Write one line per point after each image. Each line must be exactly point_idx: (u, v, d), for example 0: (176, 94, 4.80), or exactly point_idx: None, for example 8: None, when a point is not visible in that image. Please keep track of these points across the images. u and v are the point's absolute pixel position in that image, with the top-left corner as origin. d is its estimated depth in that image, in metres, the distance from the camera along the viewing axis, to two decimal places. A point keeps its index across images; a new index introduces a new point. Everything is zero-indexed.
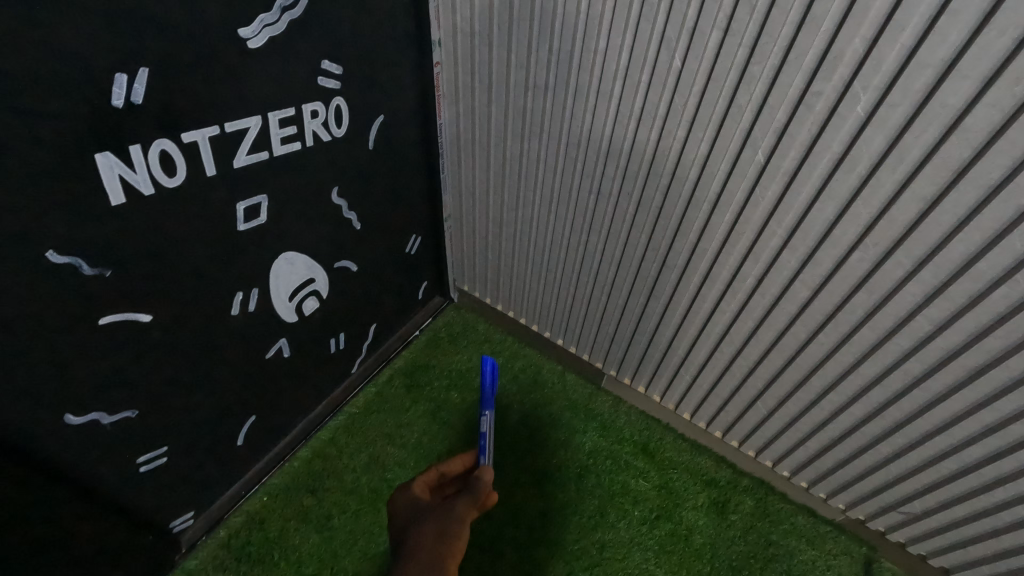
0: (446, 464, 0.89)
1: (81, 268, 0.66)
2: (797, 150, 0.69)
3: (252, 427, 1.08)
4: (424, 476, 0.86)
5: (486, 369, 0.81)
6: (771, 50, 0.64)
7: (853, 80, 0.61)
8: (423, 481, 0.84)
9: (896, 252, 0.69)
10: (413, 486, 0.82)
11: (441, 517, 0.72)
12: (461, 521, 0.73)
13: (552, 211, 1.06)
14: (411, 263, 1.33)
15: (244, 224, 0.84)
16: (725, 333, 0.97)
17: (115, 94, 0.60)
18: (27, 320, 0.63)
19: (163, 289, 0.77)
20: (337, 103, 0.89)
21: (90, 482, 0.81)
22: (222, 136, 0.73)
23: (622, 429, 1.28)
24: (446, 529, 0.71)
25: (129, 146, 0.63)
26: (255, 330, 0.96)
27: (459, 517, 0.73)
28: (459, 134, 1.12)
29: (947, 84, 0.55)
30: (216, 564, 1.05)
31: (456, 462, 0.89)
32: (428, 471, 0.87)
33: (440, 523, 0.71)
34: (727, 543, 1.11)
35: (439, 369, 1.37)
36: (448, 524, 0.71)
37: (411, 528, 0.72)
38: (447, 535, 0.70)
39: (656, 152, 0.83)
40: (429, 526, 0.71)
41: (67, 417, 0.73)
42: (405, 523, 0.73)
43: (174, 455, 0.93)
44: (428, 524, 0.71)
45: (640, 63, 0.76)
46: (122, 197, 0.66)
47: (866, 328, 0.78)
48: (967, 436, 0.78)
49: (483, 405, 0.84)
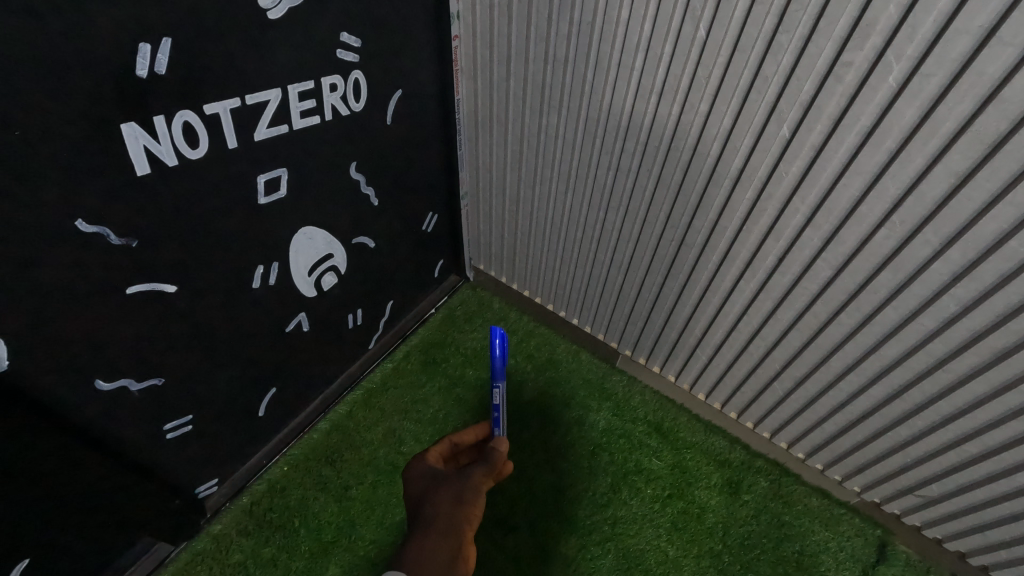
0: (460, 434, 0.90)
1: (109, 237, 0.67)
2: (824, 124, 0.67)
3: (273, 399, 1.11)
4: (437, 447, 0.87)
5: (496, 343, 0.77)
6: (800, 19, 0.62)
7: (886, 49, 0.59)
8: (437, 450, 0.86)
9: (924, 230, 0.67)
10: (428, 454, 0.83)
11: (457, 485, 0.74)
12: (477, 490, 0.74)
13: (570, 188, 1.05)
14: (428, 240, 1.33)
15: (265, 198, 0.85)
16: (743, 313, 0.96)
17: (139, 64, 0.61)
18: (59, 287, 0.65)
19: (187, 261, 0.78)
20: (356, 77, 0.89)
21: (120, 446, 0.84)
22: (243, 108, 0.74)
23: (636, 409, 1.28)
24: (462, 498, 0.73)
25: (153, 117, 0.64)
26: (275, 303, 0.98)
27: (475, 485, 0.75)
28: (477, 109, 1.11)
29: (986, 52, 0.53)
30: (240, 528, 1.09)
31: (469, 433, 0.90)
32: (442, 441, 0.88)
33: (456, 491, 0.73)
34: (739, 522, 1.12)
35: (455, 346, 1.39)
36: (464, 493, 0.73)
37: (428, 494, 0.74)
38: (463, 503, 0.72)
39: (677, 127, 0.82)
40: (445, 493, 0.73)
41: (97, 383, 0.75)
42: (421, 490, 0.76)
43: (199, 424, 0.96)
44: (444, 491, 0.73)
45: (663, 34, 0.75)
46: (147, 168, 0.67)
47: (889, 308, 0.76)
48: (990, 420, 0.77)
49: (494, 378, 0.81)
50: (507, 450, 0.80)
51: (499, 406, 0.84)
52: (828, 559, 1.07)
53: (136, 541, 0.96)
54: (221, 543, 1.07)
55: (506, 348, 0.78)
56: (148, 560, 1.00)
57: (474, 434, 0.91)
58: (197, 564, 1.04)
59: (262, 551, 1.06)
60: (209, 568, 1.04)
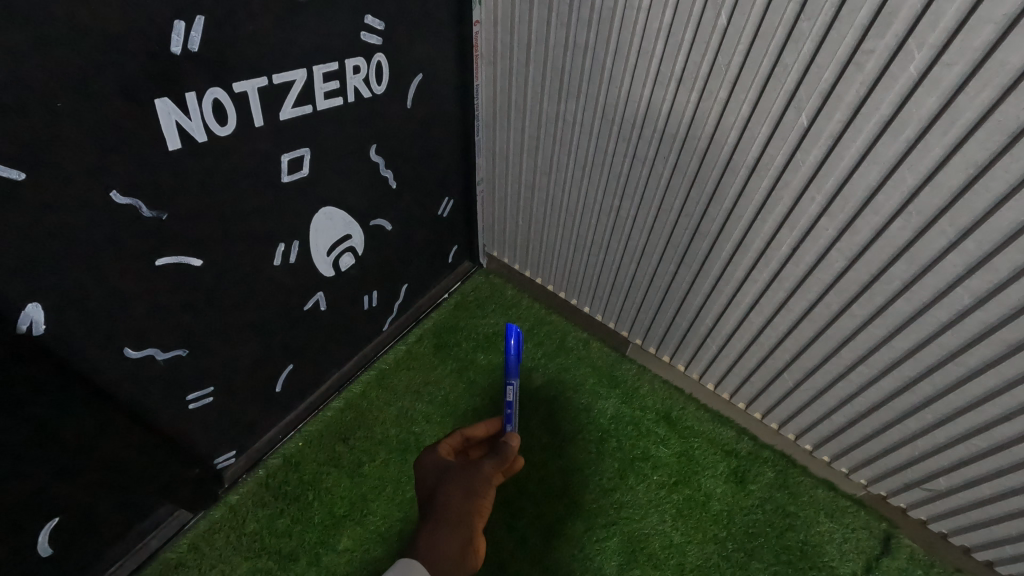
0: (471, 428, 0.92)
1: (140, 210, 0.70)
2: (843, 112, 0.67)
3: (290, 375, 1.14)
4: (448, 440, 0.89)
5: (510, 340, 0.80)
6: (823, 6, 0.62)
7: (908, 36, 0.59)
8: (448, 443, 0.87)
9: (940, 220, 0.67)
10: (440, 446, 0.85)
11: (469, 477, 0.76)
12: (487, 482, 0.76)
13: (585, 175, 1.06)
14: (443, 225, 1.35)
15: (288, 176, 0.87)
16: (755, 303, 0.97)
17: (174, 41, 0.63)
18: (93, 257, 0.68)
19: (213, 235, 0.81)
20: (379, 60, 0.90)
21: (146, 414, 0.87)
22: (270, 88, 0.76)
23: (644, 397, 1.30)
24: (473, 489, 0.74)
25: (186, 93, 0.66)
26: (295, 281, 1.01)
27: (485, 477, 0.76)
28: (496, 95, 1.12)
29: (1009, 41, 0.53)
30: (255, 499, 1.12)
31: (481, 427, 0.92)
32: (453, 433, 0.90)
33: (467, 482, 0.75)
34: (744, 510, 1.13)
35: (467, 331, 1.41)
36: (474, 485, 0.75)
37: (439, 486, 0.76)
38: (474, 495, 0.74)
39: (695, 115, 0.82)
40: (457, 485, 0.75)
41: (126, 350, 0.78)
42: (433, 483, 0.77)
43: (219, 396, 0.99)
44: (455, 484, 0.75)
45: (684, 20, 0.75)
46: (178, 143, 0.69)
47: (902, 299, 0.77)
48: (1000, 414, 0.77)
49: (507, 374, 0.85)
50: (519, 445, 0.80)
51: (513, 403, 0.86)
52: (831, 550, 1.08)
53: (157, 507, 1.00)
54: (238, 513, 1.10)
55: (520, 346, 0.81)
56: (165, 527, 1.04)
57: (485, 428, 0.93)
58: (214, 532, 1.08)
59: (276, 522, 1.10)
60: (226, 536, 1.08)
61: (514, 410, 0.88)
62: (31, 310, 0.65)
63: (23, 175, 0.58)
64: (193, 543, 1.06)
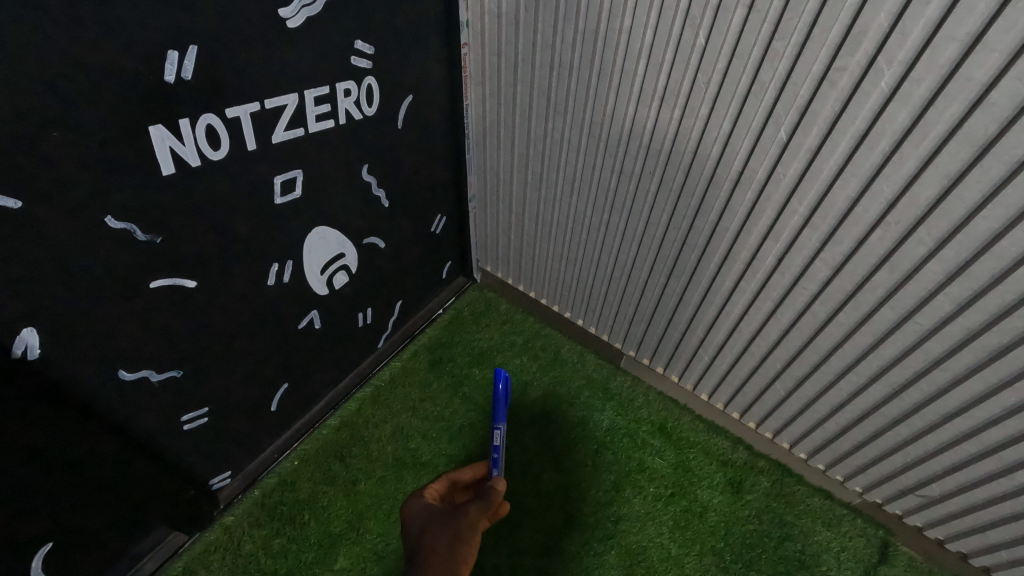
0: (458, 472, 0.93)
1: (135, 233, 0.71)
2: (820, 127, 0.69)
3: (285, 394, 1.14)
4: (435, 484, 0.89)
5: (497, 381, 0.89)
6: (796, 26, 0.64)
7: (877, 55, 0.61)
8: (435, 488, 0.88)
9: (918, 230, 0.69)
10: (426, 492, 0.85)
11: (455, 524, 0.76)
12: (473, 530, 0.76)
13: (574, 191, 1.08)
14: (436, 242, 1.36)
15: (281, 198, 0.88)
16: (745, 312, 0.98)
17: (168, 70, 0.64)
18: (88, 282, 0.69)
19: (207, 256, 0.82)
20: (369, 82, 0.92)
21: (141, 435, 0.87)
22: (262, 113, 0.77)
23: (639, 409, 1.30)
24: (459, 537, 0.74)
25: (179, 120, 0.68)
26: (289, 300, 1.01)
27: (471, 523, 0.77)
28: (485, 114, 1.14)
29: (973, 58, 0.55)
30: (251, 520, 1.12)
31: (468, 471, 0.93)
32: (440, 478, 0.90)
33: (453, 531, 0.75)
34: (742, 521, 1.13)
35: (462, 346, 1.41)
36: (460, 532, 0.75)
37: (426, 535, 0.75)
38: (460, 542, 0.74)
39: (678, 131, 0.84)
40: (444, 533, 0.75)
41: (121, 373, 0.79)
42: (418, 531, 0.77)
43: (214, 416, 0.99)
44: (441, 531, 0.75)
45: (665, 41, 0.77)
46: (172, 168, 0.70)
47: (887, 307, 0.78)
48: (987, 418, 0.78)
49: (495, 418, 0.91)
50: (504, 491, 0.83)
51: (498, 447, 0.91)
52: (829, 559, 1.08)
53: (152, 530, 1.00)
54: (234, 534, 1.10)
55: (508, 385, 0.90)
56: (160, 551, 1.03)
57: (472, 472, 0.94)
58: (209, 554, 1.07)
59: (272, 543, 1.09)
60: (222, 558, 1.07)
61: (501, 454, 0.92)
62: (26, 334, 0.66)
63: (20, 204, 0.59)
64: (188, 566, 1.06)
